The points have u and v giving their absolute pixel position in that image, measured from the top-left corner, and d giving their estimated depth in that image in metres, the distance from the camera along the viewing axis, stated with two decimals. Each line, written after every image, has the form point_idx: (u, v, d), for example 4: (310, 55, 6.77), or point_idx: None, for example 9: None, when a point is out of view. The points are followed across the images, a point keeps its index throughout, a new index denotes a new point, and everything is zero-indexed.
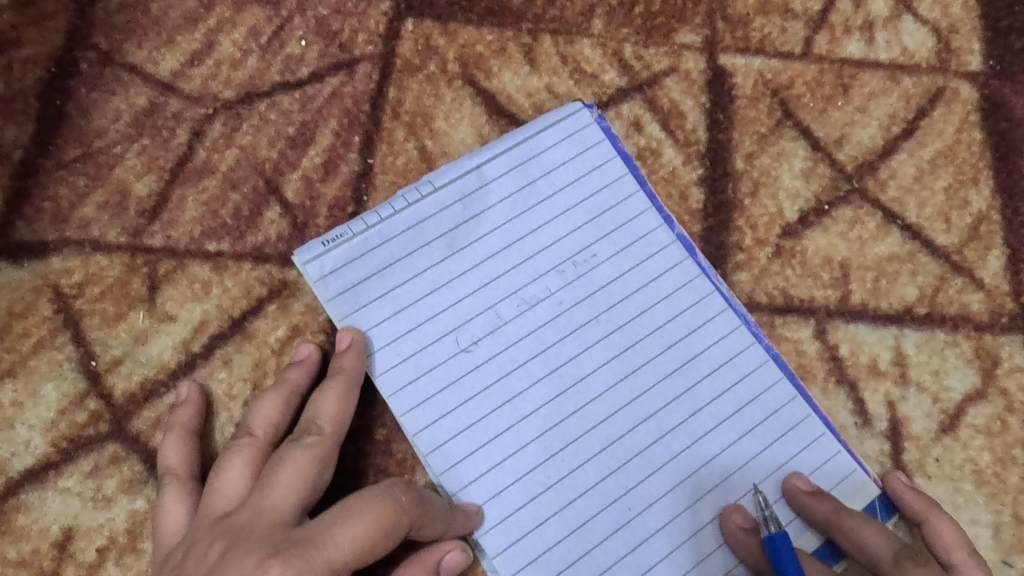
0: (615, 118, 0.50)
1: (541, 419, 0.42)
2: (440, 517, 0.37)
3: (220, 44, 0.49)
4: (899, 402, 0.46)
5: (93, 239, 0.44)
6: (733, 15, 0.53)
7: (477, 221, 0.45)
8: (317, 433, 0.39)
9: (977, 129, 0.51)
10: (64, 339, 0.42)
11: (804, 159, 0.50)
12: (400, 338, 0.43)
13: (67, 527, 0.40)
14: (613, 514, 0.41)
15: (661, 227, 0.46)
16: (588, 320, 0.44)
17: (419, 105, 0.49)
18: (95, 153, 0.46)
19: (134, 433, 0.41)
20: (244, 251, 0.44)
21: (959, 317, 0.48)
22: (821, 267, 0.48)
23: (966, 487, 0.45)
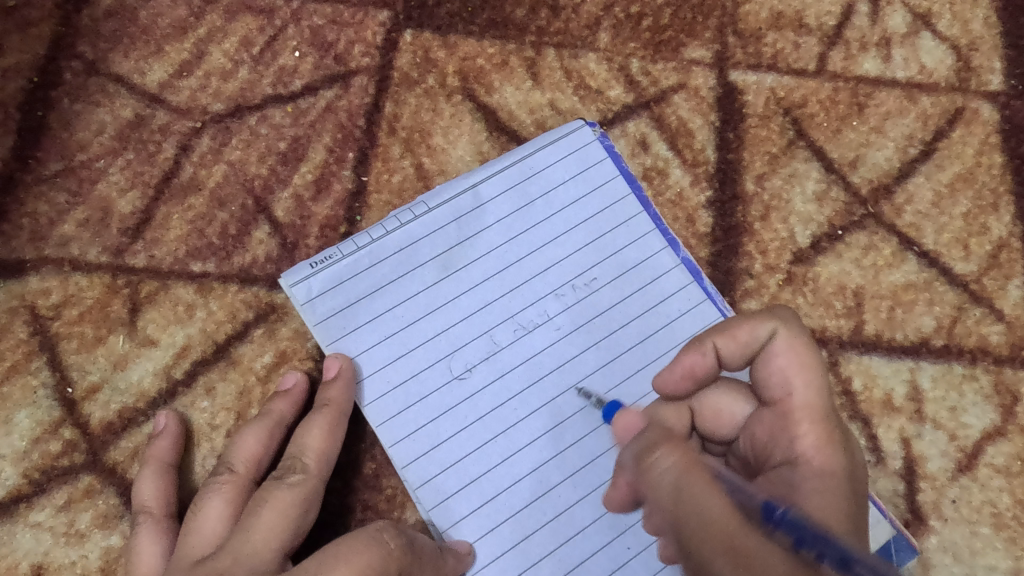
0: (621, 136, 0.48)
1: (538, 452, 0.40)
2: (430, 563, 0.35)
3: (211, 54, 0.47)
4: (914, 439, 0.44)
5: (73, 258, 0.43)
6: (745, 29, 0.51)
7: (472, 242, 0.43)
8: (302, 471, 0.37)
9: (998, 151, 0.49)
10: (39, 364, 0.41)
11: (817, 181, 0.48)
12: (391, 365, 0.41)
13: (37, 564, 0.39)
14: (612, 554, 0.39)
15: (666, 250, 0.44)
16: (588, 347, 0.42)
17: (417, 120, 0.47)
18: (77, 168, 0.44)
19: (111, 464, 0.40)
20: (230, 273, 0.43)
21: (978, 349, 0.45)
22: (834, 295, 0.46)
23: (984, 531, 0.43)
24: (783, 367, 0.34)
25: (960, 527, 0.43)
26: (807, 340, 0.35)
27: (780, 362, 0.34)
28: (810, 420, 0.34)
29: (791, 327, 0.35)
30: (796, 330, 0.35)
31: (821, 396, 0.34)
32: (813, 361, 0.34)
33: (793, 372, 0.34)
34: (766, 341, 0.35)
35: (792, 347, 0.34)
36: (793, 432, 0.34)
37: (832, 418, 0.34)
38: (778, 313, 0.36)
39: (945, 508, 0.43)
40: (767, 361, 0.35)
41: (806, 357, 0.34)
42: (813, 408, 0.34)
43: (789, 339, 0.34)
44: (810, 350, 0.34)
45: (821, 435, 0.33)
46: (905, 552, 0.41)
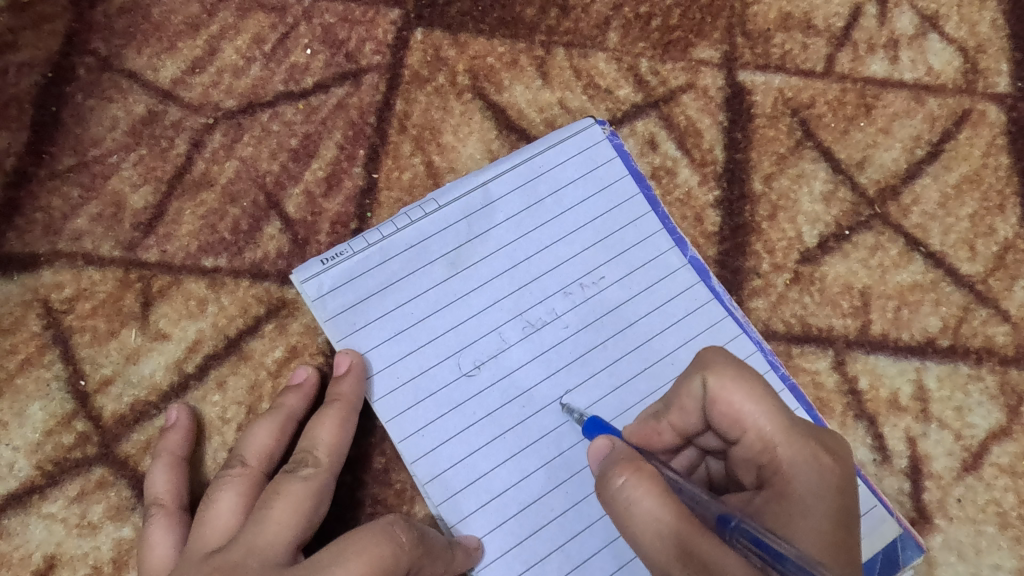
0: (629, 135, 0.48)
1: (546, 449, 0.41)
2: (440, 557, 0.36)
3: (223, 51, 0.47)
4: (919, 438, 0.44)
5: (86, 252, 0.43)
6: (754, 30, 0.51)
7: (481, 239, 0.43)
8: (314, 464, 0.37)
9: (1005, 153, 0.49)
10: (52, 357, 0.42)
11: (824, 181, 0.48)
12: (400, 361, 0.41)
13: (49, 555, 0.39)
14: (620, 549, 0.39)
15: (673, 249, 0.45)
16: (595, 345, 0.42)
17: (427, 118, 0.47)
18: (90, 163, 0.45)
19: (123, 457, 0.41)
20: (241, 268, 0.43)
21: (984, 350, 0.46)
22: (841, 295, 0.46)
23: (988, 530, 0.43)
24: (726, 405, 0.32)
25: (964, 526, 0.43)
26: (741, 373, 0.33)
27: (725, 398, 0.32)
28: (778, 443, 0.32)
29: (727, 365, 0.33)
30: (734, 365, 0.33)
31: (782, 420, 0.32)
32: (761, 390, 0.32)
33: (740, 408, 0.32)
34: (707, 383, 0.33)
35: (735, 383, 0.32)
36: (758, 457, 0.32)
37: (802, 439, 0.32)
38: (710, 355, 0.34)
39: (950, 506, 0.43)
40: (712, 402, 0.33)
41: (750, 391, 0.32)
42: (778, 432, 0.32)
43: (726, 375, 0.32)
44: (755, 381, 0.32)
45: (791, 456, 0.31)
46: (912, 551, 0.41)
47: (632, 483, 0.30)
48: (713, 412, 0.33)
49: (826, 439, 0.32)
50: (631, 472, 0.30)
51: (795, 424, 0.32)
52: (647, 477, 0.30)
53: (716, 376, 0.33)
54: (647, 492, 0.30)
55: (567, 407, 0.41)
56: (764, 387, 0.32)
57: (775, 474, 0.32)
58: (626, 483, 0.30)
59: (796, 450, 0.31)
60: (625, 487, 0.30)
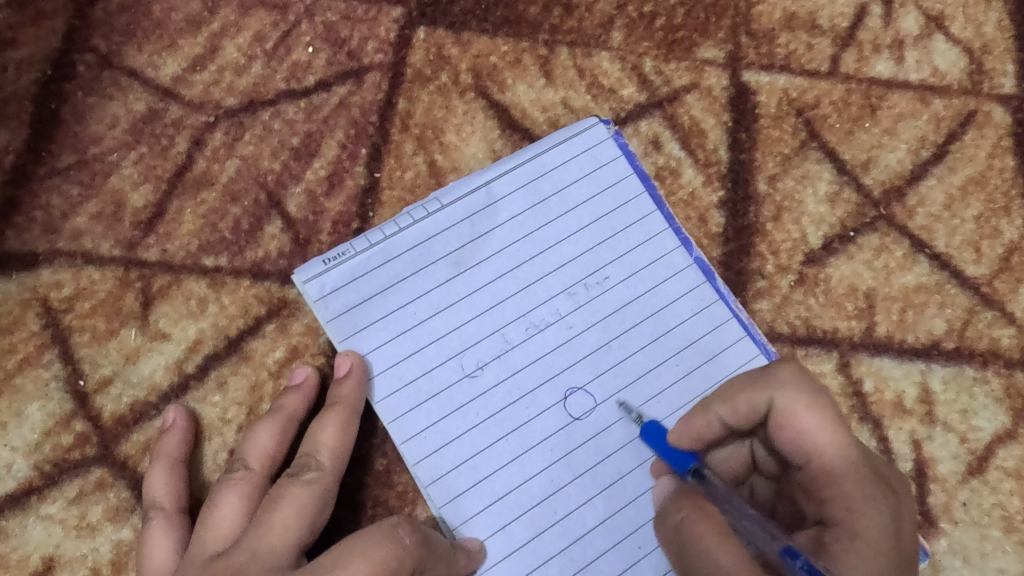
0: (633, 135, 0.48)
1: (550, 450, 0.40)
2: (443, 560, 0.35)
3: (224, 49, 0.47)
4: (924, 441, 0.44)
5: (85, 251, 0.43)
6: (758, 30, 0.51)
7: (485, 239, 0.43)
8: (316, 468, 0.37)
9: (1010, 155, 0.49)
10: (51, 356, 0.41)
11: (829, 182, 0.48)
12: (402, 362, 0.41)
13: (47, 557, 0.39)
14: (622, 553, 0.39)
15: (678, 249, 0.44)
16: (600, 346, 0.42)
17: (430, 117, 0.47)
18: (90, 161, 0.44)
19: (122, 458, 0.40)
20: (242, 267, 0.43)
21: (989, 352, 0.45)
22: (845, 297, 0.46)
23: (993, 534, 0.43)
24: (794, 429, 0.33)
25: (969, 529, 0.43)
26: (813, 398, 0.33)
27: (791, 423, 0.33)
28: (842, 476, 0.32)
29: (796, 382, 0.34)
30: (801, 385, 0.34)
31: (845, 450, 0.32)
32: (828, 416, 0.33)
33: (816, 432, 0.33)
34: (772, 404, 0.34)
35: (814, 407, 0.33)
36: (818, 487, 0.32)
37: (866, 475, 0.32)
38: (779, 371, 0.35)
39: (955, 510, 0.43)
40: (774, 422, 0.34)
41: (828, 417, 0.33)
42: (840, 462, 0.32)
43: (796, 397, 0.33)
44: (822, 404, 0.33)
45: (856, 490, 0.31)
46: (917, 554, 0.41)
47: (691, 515, 0.31)
48: (779, 435, 0.34)
49: (884, 474, 0.33)
50: (689, 508, 0.31)
51: (858, 454, 0.33)
52: (703, 510, 0.31)
53: (783, 396, 0.33)
54: (708, 522, 0.30)
55: (626, 406, 0.41)
56: (828, 411, 0.33)
57: (840, 509, 0.31)
58: (684, 516, 0.31)
59: (860, 483, 0.32)
60: (684, 520, 0.31)
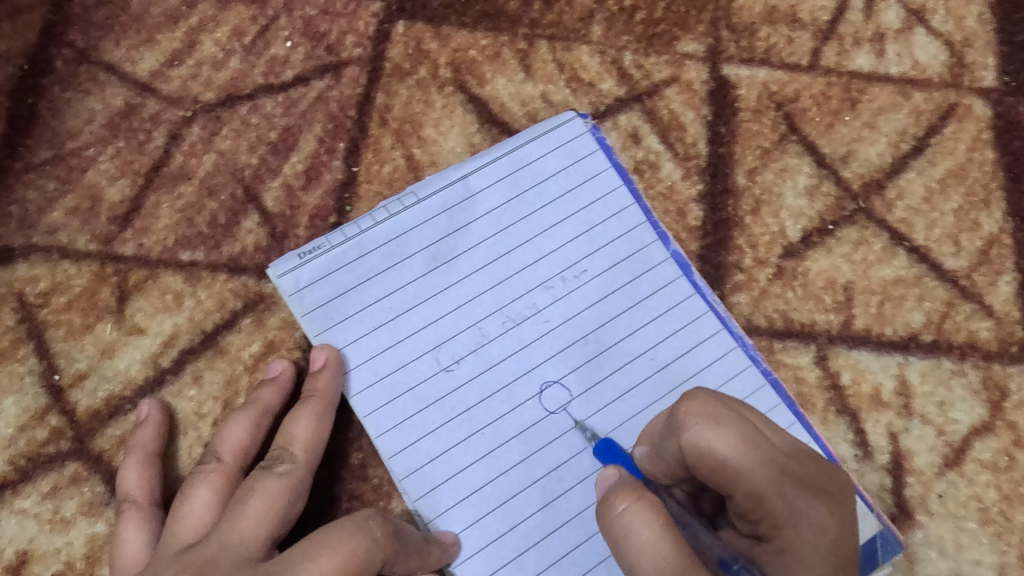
0: (612, 129, 0.48)
1: (525, 444, 0.40)
2: (416, 553, 0.35)
3: (202, 43, 0.47)
4: (901, 434, 0.44)
5: (61, 246, 0.43)
6: (739, 23, 0.51)
7: (462, 233, 0.43)
8: (290, 460, 0.37)
9: (990, 148, 0.49)
10: (27, 351, 0.42)
11: (808, 175, 0.48)
12: (378, 356, 0.41)
13: (22, 551, 0.39)
14: (597, 546, 0.39)
15: (656, 243, 0.44)
16: (576, 340, 0.42)
17: (408, 111, 0.47)
18: (66, 155, 0.44)
19: (97, 452, 0.40)
20: (218, 262, 0.43)
21: (967, 345, 0.45)
22: (824, 290, 0.46)
23: (969, 525, 0.43)
24: (711, 462, 0.31)
25: (945, 521, 0.43)
26: (722, 422, 0.31)
27: (707, 454, 0.30)
28: (770, 499, 0.30)
29: (700, 414, 0.31)
30: (709, 413, 0.31)
31: (768, 474, 0.30)
32: (743, 443, 0.30)
33: (731, 463, 0.30)
34: (682, 442, 0.31)
35: (725, 439, 0.30)
36: (749, 511, 0.31)
37: (795, 490, 0.30)
38: (682, 412, 0.32)
39: (932, 502, 0.43)
40: (691, 462, 0.31)
41: (742, 444, 0.30)
42: (766, 488, 0.30)
43: (703, 432, 0.31)
44: (734, 431, 0.30)
45: (785, 511, 0.30)
46: (893, 546, 0.41)
47: (634, 509, 0.30)
48: (698, 465, 0.31)
49: (817, 480, 0.31)
50: (632, 498, 0.30)
51: (785, 474, 0.30)
52: (648, 506, 0.30)
53: (689, 435, 0.31)
54: (650, 523, 0.30)
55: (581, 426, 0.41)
56: (743, 439, 0.30)
57: (773, 527, 0.31)
58: (627, 510, 0.30)
59: (789, 502, 0.30)
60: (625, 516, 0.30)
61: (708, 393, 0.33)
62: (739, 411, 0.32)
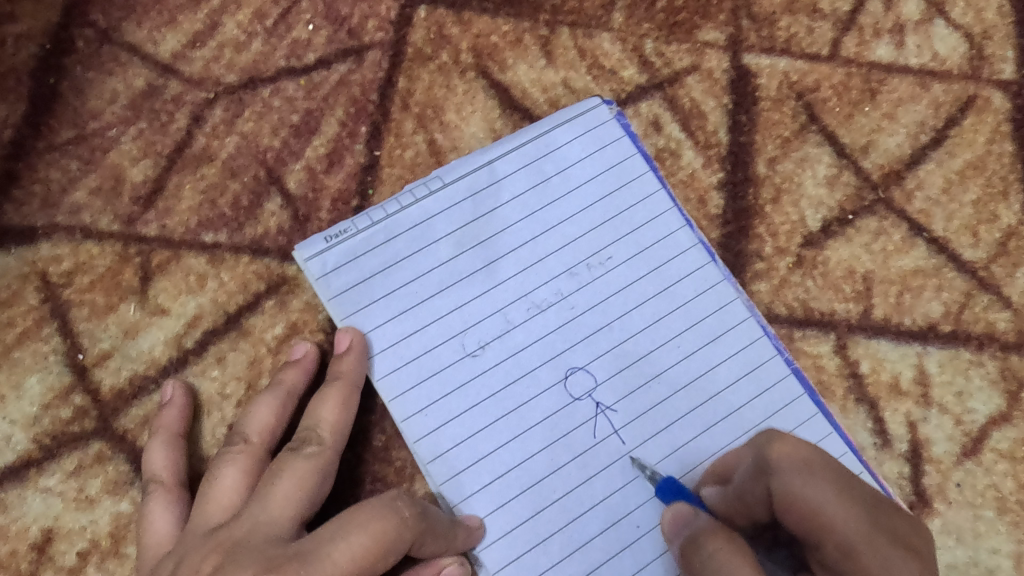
0: (634, 117, 0.48)
1: (550, 430, 0.40)
2: (443, 535, 0.36)
3: (224, 26, 0.47)
4: (920, 423, 0.44)
5: (84, 226, 0.43)
6: (759, 13, 0.51)
7: (487, 219, 0.43)
8: (317, 442, 0.37)
9: (1009, 140, 0.49)
10: (50, 331, 0.42)
11: (828, 165, 0.48)
12: (404, 340, 0.41)
13: (46, 529, 0.39)
14: (620, 532, 0.39)
15: (682, 230, 0.44)
16: (601, 327, 0.42)
17: (430, 96, 0.47)
18: (89, 136, 0.44)
19: (121, 431, 0.40)
20: (241, 244, 0.43)
21: (985, 335, 0.46)
22: (843, 279, 0.46)
23: (987, 514, 0.43)
24: (803, 507, 0.30)
25: (964, 510, 0.43)
26: (813, 467, 0.31)
27: (801, 500, 0.30)
28: (862, 550, 0.30)
29: (792, 460, 0.32)
30: (801, 460, 0.31)
31: (861, 524, 0.30)
32: (835, 494, 0.30)
33: (823, 509, 0.30)
34: (771, 489, 0.32)
35: (817, 484, 0.30)
36: (837, 565, 0.30)
37: (886, 544, 0.30)
38: (774, 456, 0.32)
39: (950, 491, 0.43)
40: (779, 509, 0.31)
41: (834, 492, 0.30)
42: (859, 539, 0.30)
43: (795, 476, 0.31)
44: (828, 478, 0.31)
45: (878, 563, 0.29)
46: None
47: (724, 549, 0.31)
48: (786, 514, 0.31)
49: (907, 538, 0.30)
50: (723, 540, 0.31)
51: (875, 524, 0.30)
52: (735, 547, 0.31)
53: (780, 482, 0.31)
54: (738, 560, 0.30)
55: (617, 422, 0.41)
56: (837, 490, 0.30)
57: None
58: (715, 549, 0.31)
59: (883, 556, 0.29)
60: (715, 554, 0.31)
61: (796, 438, 0.33)
62: (829, 458, 0.32)
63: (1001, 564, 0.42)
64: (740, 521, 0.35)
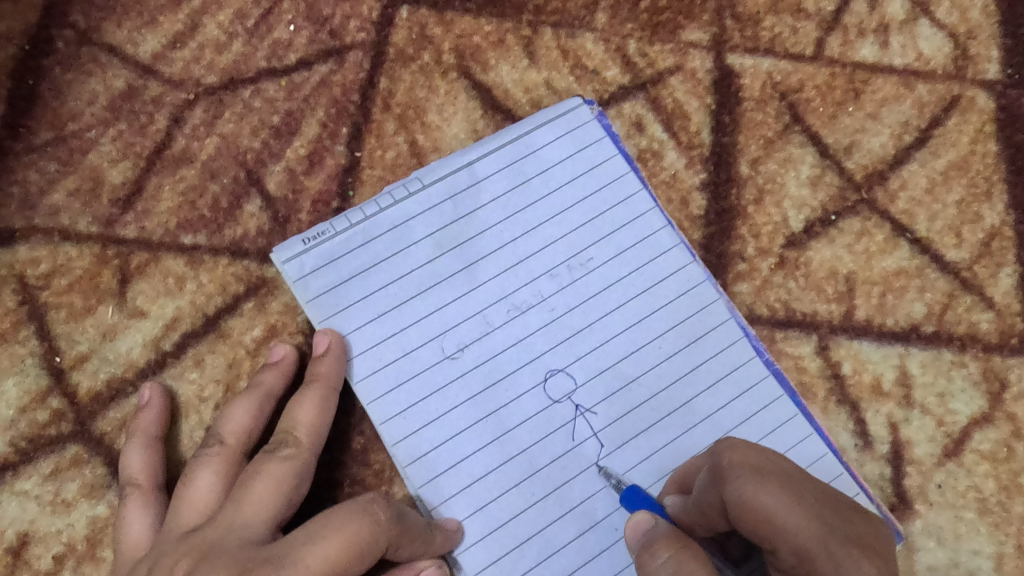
0: (616, 117, 0.48)
1: (529, 432, 0.40)
2: (420, 537, 0.35)
3: (205, 26, 0.46)
4: (901, 424, 0.44)
5: (63, 228, 0.43)
6: (743, 13, 0.50)
7: (467, 220, 0.43)
8: (294, 444, 0.37)
9: (993, 140, 0.49)
10: (27, 333, 0.41)
11: (812, 166, 0.48)
12: (383, 342, 0.41)
13: (23, 533, 0.39)
14: (599, 534, 0.39)
15: (663, 231, 0.44)
16: (581, 329, 0.42)
17: (411, 97, 0.46)
18: (68, 137, 0.44)
19: (99, 434, 0.40)
20: (221, 246, 0.43)
21: (968, 337, 0.45)
22: (826, 280, 0.46)
23: (968, 516, 0.43)
24: (755, 514, 0.30)
25: (944, 511, 0.43)
26: (763, 474, 0.31)
27: (753, 507, 0.30)
28: (815, 555, 0.30)
29: (743, 467, 0.31)
30: (752, 468, 0.31)
31: (813, 529, 0.30)
32: (788, 500, 0.30)
33: (775, 516, 0.30)
34: (724, 497, 0.31)
35: (768, 492, 0.30)
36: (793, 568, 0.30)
37: (840, 548, 0.30)
38: (726, 463, 0.32)
39: (931, 492, 0.43)
40: (733, 516, 0.31)
41: (786, 498, 0.30)
42: (812, 543, 0.30)
43: (746, 484, 0.31)
44: (780, 486, 0.31)
45: (832, 567, 0.29)
46: None
47: (678, 557, 0.31)
48: (740, 521, 0.31)
49: (863, 535, 0.31)
50: (677, 547, 0.31)
51: (829, 528, 0.30)
52: (690, 554, 0.31)
53: (731, 489, 0.31)
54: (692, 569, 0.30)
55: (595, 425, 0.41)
56: (789, 496, 0.30)
57: None
58: (669, 558, 0.31)
59: (835, 560, 0.29)
60: (670, 562, 0.31)
61: (750, 445, 0.33)
62: (782, 465, 0.32)
63: (982, 565, 0.42)
64: (700, 529, 0.34)
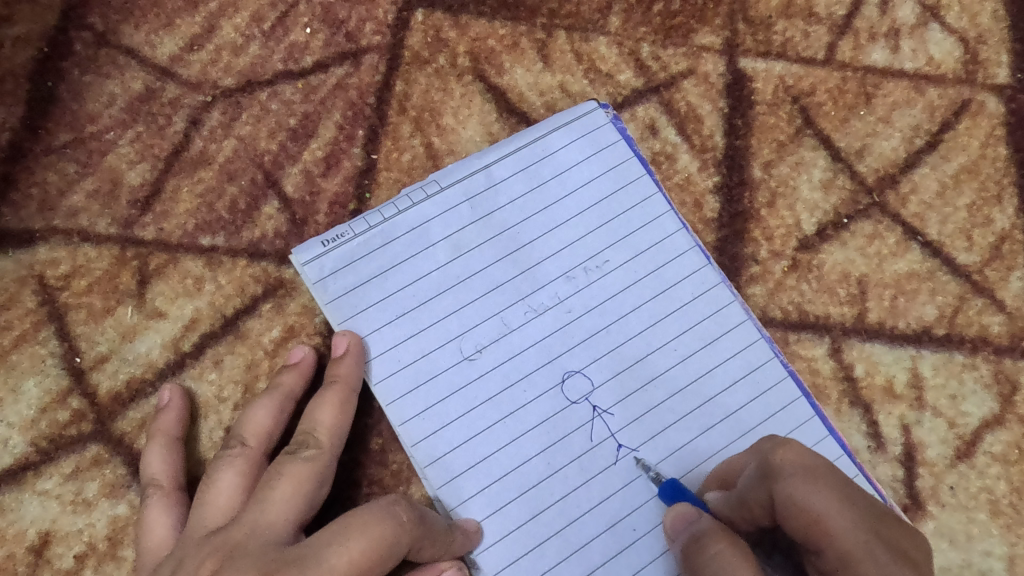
0: (630, 120, 0.48)
1: (547, 433, 0.40)
2: (440, 539, 0.36)
3: (222, 28, 0.47)
4: (914, 426, 0.44)
5: (82, 229, 0.43)
6: (755, 17, 0.51)
7: (485, 222, 0.43)
8: (315, 446, 0.37)
9: (1003, 144, 0.49)
10: (47, 334, 0.42)
11: (824, 169, 0.48)
12: (401, 344, 0.41)
13: (44, 532, 0.39)
14: (617, 535, 0.39)
15: (679, 233, 0.45)
16: (598, 330, 0.42)
17: (427, 100, 0.47)
18: (87, 139, 0.44)
19: (119, 434, 0.40)
20: (239, 247, 0.43)
21: (979, 339, 0.46)
22: (838, 283, 0.46)
23: (980, 517, 0.43)
24: (805, 515, 0.30)
25: (957, 512, 0.43)
26: (814, 475, 0.31)
27: (803, 508, 0.30)
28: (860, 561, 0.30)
29: (797, 467, 0.32)
30: (806, 468, 0.31)
31: (860, 534, 0.30)
32: (837, 502, 0.30)
33: (825, 519, 0.30)
34: (774, 494, 0.31)
35: (821, 494, 0.30)
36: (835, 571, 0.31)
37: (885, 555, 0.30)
38: (778, 460, 0.32)
39: (943, 493, 0.43)
40: (780, 514, 0.31)
41: (836, 502, 0.30)
42: (857, 548, 0.30)
43: (799, 485, 0.31)
44: (831, 489, 0.31)
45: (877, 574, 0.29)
46: None
47: (727, 552, 0.31)
48: (787, 520, 0.31)
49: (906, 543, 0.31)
50: (726, 542, 0.32)
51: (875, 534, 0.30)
52: (738, 550, 0.31)
53: (783, 487, 0.31)
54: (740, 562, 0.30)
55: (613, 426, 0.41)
56: (841, 499, 0.30)
57: None
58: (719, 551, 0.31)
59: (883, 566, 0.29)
60: (719, 555, 0.31)
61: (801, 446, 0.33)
62: (833, 467, 0.32)
63: (994, 566, 0.42)
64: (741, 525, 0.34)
